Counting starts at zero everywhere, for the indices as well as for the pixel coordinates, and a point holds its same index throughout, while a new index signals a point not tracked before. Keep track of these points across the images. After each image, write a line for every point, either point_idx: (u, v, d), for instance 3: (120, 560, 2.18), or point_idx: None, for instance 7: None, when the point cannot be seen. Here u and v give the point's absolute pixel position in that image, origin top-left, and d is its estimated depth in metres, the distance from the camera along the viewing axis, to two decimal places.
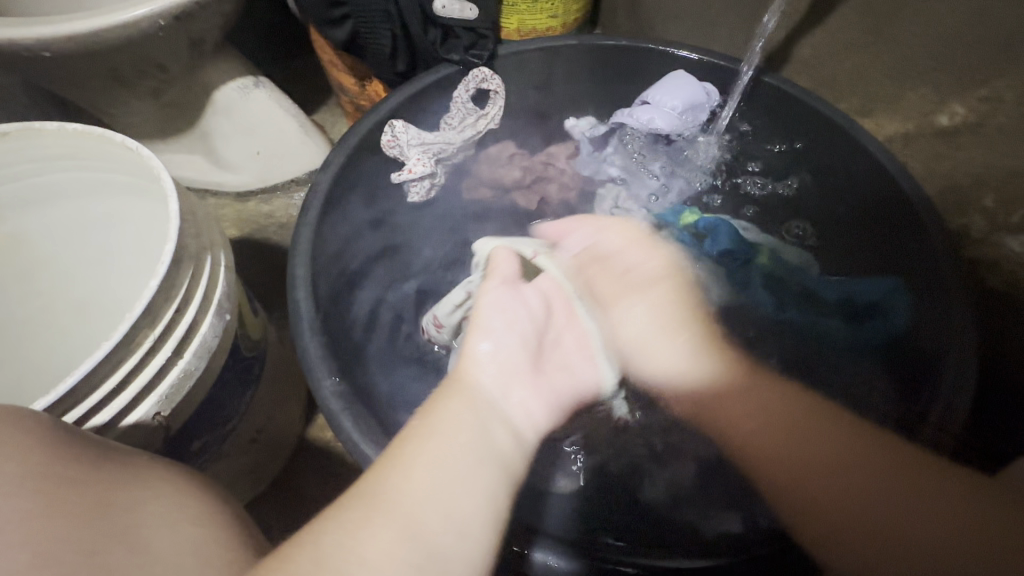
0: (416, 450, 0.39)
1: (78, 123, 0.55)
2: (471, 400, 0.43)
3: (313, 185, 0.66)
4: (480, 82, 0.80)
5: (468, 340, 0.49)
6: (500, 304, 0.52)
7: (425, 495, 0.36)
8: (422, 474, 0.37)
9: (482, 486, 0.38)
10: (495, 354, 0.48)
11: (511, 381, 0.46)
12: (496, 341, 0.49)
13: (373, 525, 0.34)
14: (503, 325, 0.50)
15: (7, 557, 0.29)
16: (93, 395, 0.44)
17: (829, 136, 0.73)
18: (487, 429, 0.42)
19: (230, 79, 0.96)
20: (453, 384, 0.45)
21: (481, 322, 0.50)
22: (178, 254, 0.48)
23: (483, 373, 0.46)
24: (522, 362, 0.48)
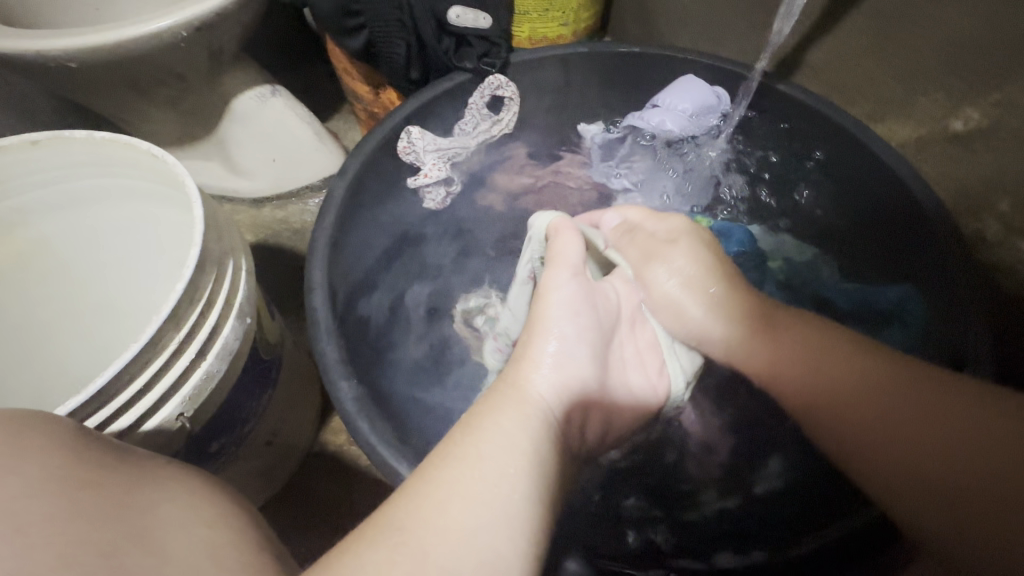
0: (458, 473, 0.36)
1: (105, 131, 0.57)
2: (527, 415, 0.41)
3: (330, 192, 0.67)
4: (495, 89, 0.82)
5: (533, 340, 0.47)
6: (572, 303, 0.49)
7: (463, 528, 0.33)
8: (458, 505, 0.34)
9: (520, 517, 0.35)
10: (562, 359, 0.46)
11: (572, 396, 0.45)
12: (565, 346, 0.46)
13: (400, 564, 0.31)
14: (576, 329, 0.48)
15: (35, 556, 0.30)
16: (120, 397, 0.45)
17: (838, 142, 0.74)
18: (539, 451, 0.39)
19: (247, 88, 0.98)
20: (508, 394, 0.43)
21: (548, 322, 0.47)
22: (202, 259, 0.49)
23: (543, 379, 0.44)
24: (585, 374, 0.47)
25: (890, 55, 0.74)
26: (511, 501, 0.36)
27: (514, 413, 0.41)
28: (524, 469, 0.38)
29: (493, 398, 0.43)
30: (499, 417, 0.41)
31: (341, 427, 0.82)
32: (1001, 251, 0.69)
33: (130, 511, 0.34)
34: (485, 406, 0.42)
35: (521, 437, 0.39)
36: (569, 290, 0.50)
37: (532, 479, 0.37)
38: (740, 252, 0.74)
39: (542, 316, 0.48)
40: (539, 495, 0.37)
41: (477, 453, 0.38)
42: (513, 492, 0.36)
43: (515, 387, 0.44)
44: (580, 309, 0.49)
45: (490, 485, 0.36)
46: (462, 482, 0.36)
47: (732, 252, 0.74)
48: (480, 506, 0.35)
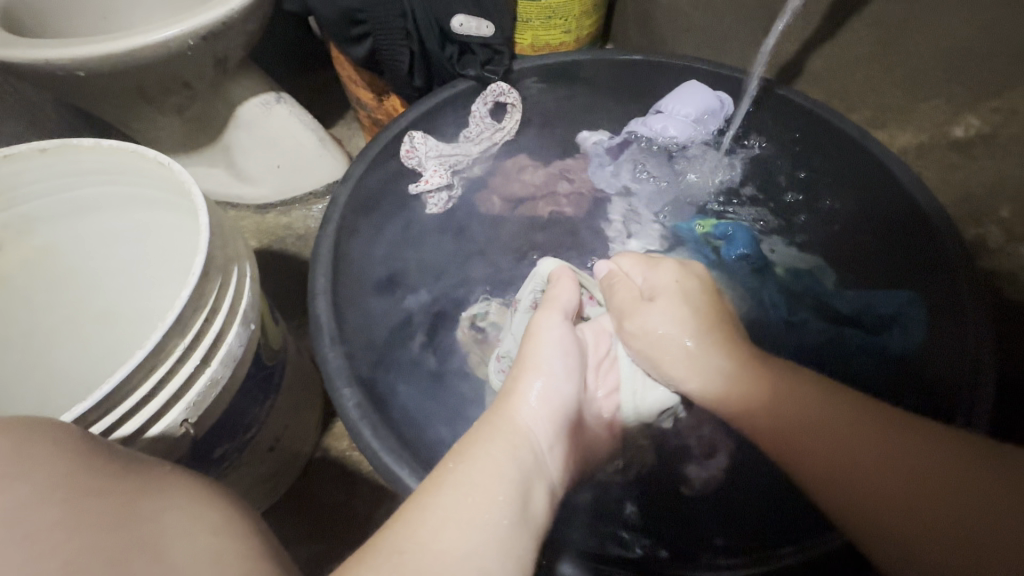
0: (451, 500, 0.37)
1: (112, 139, 0.57)
2: (514, 445, 0.42)
3: (334, 198, 0.68)
4: (497, 96, 0.83)
5: (521, 375, 0.48)
6: (563, 343, 0.51)
7: (457, 553, 0.34)
8: (453, 531, 0.35)
9: (509, 541, 0.36)
10: (549, 396, 0.47)
11: (555, 429, 0.46)
12: (550, 384, 0.48)
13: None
14: (563, 371, 0.49)
15: (40, 564, 0.30)
16: (125, 403, 0.45)
17: (838, 149, 0.74)
18: (526, 484, 0.40)
19: (252, 96, 0.99)
20: (499, 425, 0.44)
21: (535, 359, 0.49)
22: (206, 266, 0.50)
23: (532, 413, 0.45)
24: (568, 409, 0.48)
25: (891, 62, 0.74)
26: (502, 528, 0.36)
27: (504, 445, 0.42)
28: (513, 497, 0.39)
29: (483, 429, 0.44)
30: (490, 448, 0.41)
31: (343, 433, 0.83)
32: (1002, 257, 0.69)
33: (134, 517, 0.35)
34: (473, 436, 0.43)
35: (511, 468, 0.40)
36: (556, 331, 0.51)
37: (517, 507, 0.38)
38: (744, 254, 0.74)
39: (529, 353, 0.50)
40: (524, 520, 0.38)
41: (470, 479, 0.38)
42: (502, 518, 0.37)
43: (502, 417, 0.45)
44: (567, 349, 0.51)
45: (482, 511, 0.37)
46: (457, 508, 0.36)
47: (734, 253, 0.75)
48: (474, 531, 0.35)
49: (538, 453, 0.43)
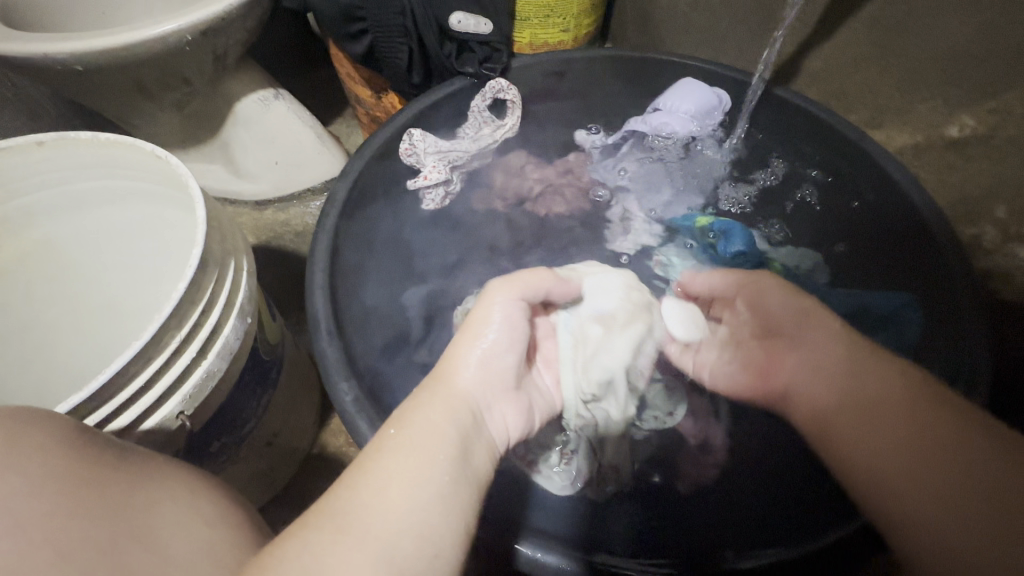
0: (393, 462, 0.36)
1: (110, 132, 0.57)
2: (454, 405, 0.42)
3: (331, 194, 0.69)
4: (497, 92, 0.83)
5: (461, 339, 0.47)
6: (509, 317, 0.48)
7: (398, 511, 0.33)
8: (397, 490, 0.34)
9: (451, 498, 0.36)
10: (492, 359, 0.46)
11: (494, 393, 0.45)
12: (497, 348, 0.46)
13: (338, 549, 0.31)
14: (509, 338, 0.47)
15: (32, 554, 0.31)
16: (121, 395, 0.45)
17: (835, 152, 0.76)
18: (467, 440, 0.40)
19: (252, 92, 0.99)
20: (436, 388, 0.43)
21: (479, 324, 0.47)
22: (204, 259, 0.50)
23: (471, 374, 0.44)
24: (511, 374, 0.47)
25: (887, 63, 0.74)
26: (445, 485, 0.36)
27: (443, 407, 0.41)
28: (455, 455, 0.38)
29: (417, 394, 0.43)
30: (429, 411, 0.40)
31: (340, 428, 0.83)
32: (997, 256, 0.69)
33: (129, 508, 0.35)
34: (410, 400, 0.42)
35: (451, 429, 0.40)
36: (504, 304, 0.49)
37: (458, 463, 0.38)
38: (740, 251, 0.73)
39: (477, 318, 0.48)
40: (467, 478, 0.38)
41: (410, 441, 0.37)
42: (444, 476, 0.36)
43: (442, 379, 0.44)
44: (513, 323, 0.48)
45: (424, 470, 0.36)
46: (400, 468, 0.35)
47: (732, 250, 0.73)
48: (417, 490, 0.35)
49: (477, 415, 0.43)
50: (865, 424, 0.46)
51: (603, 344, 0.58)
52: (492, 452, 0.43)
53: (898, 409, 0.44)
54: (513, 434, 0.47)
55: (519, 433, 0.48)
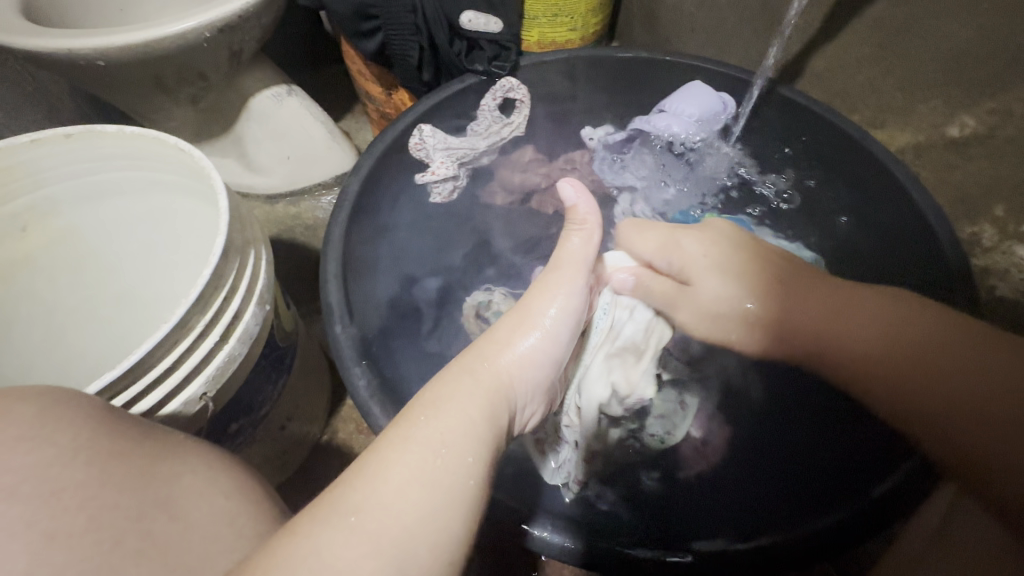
0: (417, 458, 0.36)
1: (134, 126, 0.59)
2: (493, 401, 0.43)
3: (344, 191, 0.71)
4: (507, 90, 0.85)
5: (519, 323, 0.48)
6: (575, 308, 0.50)
7: (419, 514, 0.34)
8: (419, 492, 0.35)
9: (469, 502, 0.36)
10: (537, 352, 0.47)
11: (530, 390, 0.47)
12: (544, 342, 0.48)
13: (356, 548, 0.31)
14: (562, 335, 0.49)
15: (62, 522, 0.33)
16: (148, 376, 0.47)
17: (841, 147, 0.77)
18: (492, 437, 0.41)
19: (265, 87, 1.01)
20: (477, 375, 0.44)
21: (541, 313, 0.49)
22: (227, 247, 0.52)
23: (513, 363, 0.46)
24: (550, 374, 0.49)
25: (891, 63, 0.75)
26: (467, 489, 0.37)
27: (481, 399, 0.42)
28: (481, 456, 0.39)
29: (451, 377, 0.43)
30: (463, 401, 0.41)
31: (350, 416, 0.85)
32: (996, 255, 0.73)
33: (151, 481, 0.37)
34: (444, 385, 0.42)
35: (482, 425, 0.40)
36: (576, 294, 0.50)
37: (482, 464, 0.39)
38: None
39: (535, 306, 0.49)
40: (487, 483, 0.39)
41: (437, 436, 0.38)
42: (469, 479, 0.37)
43: (483, 364, 0.45)
44: (576, 314, 0.50)
45: (449, 473, 0.36)
46: (425, 466, 0.36)
47: None
48: (440, 492, 0.35)
49: (510, 405, 0.44)
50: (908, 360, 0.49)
51: (598, 373, 0.56)
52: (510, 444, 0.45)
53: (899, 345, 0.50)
54: (528, 425, 0.50)
55: (534, 424, 0.52)
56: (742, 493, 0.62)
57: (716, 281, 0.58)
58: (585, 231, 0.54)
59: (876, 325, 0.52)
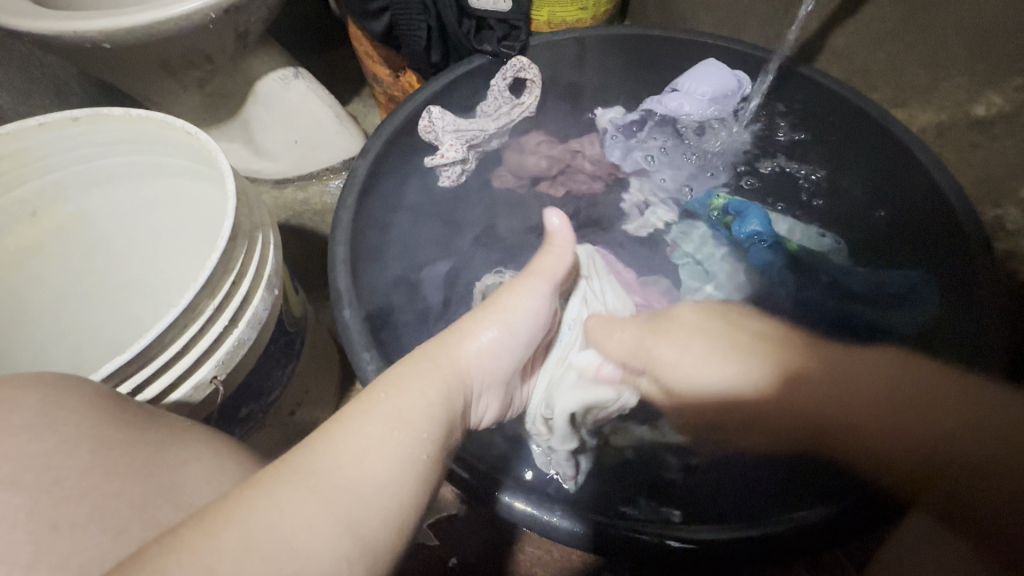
0: (377, 429, 0.36)
1: (140, 109, 0.59)
2: (451, 385, 0.43)
3: (353, 173, 0.71)
4: (518, 71, 0.82)
5: (482, 318, 0.50)
6: (537, 311, 0.53)
7: (375, 481, 0.33)
8: (374, 462, 0.34)
9: (424, 477, 0.36)
10: (497, 347, 0.49)
11: (489, 385, 0.49)
12: (506, 341, 0.50)
13: (311, 508, 0.30)
14: (521, 337, 0.52)
15: (68, 508, 0.33)
16: (159, 358, 0.47)
17: (858, 124, 0.75)
18: (448, 418, 0.41)
19: (270, 71, 1.00)
20: (441, 361, 0.45)
21: (505, 311, 0.51)
22: (234, 231, 0.52)
23: (474, 354, 0.47)
24: (508, 371, 0.51)
25: (913, 39, 0.72)
26: (424, 465, 0.36)
27: (442, 382, 0.43)
28: (439, 436, 0.39)
29: (412, 361, 0.44)
30: (424, 383, 0.42)
31: None
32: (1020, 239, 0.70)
33: (158, 468, 0.37)
34: (406, 365, 0.43)
35: (442, 407, 0.41)
36: (535, 297, 0.54)
37: (439, 445, 0.39)
38: (756, 231, 0.73)
39: (501, 304, 0.52)
40: (441, 464, 0.38)
41: (397, 411, 0.38)
42: (426, 455, 0.37)
43: (447, 351, 0.46)
44: (539, 317, 0.54)
45: (406, 446, 0.36)
46: (384, 438, 0.36)
47: (745, 231, 0.74)
48: (396, 464, 0.35)
49: (469, 395, 0.46)
50: (907, 417, 0.53)
51: (570, 387, 0.58)
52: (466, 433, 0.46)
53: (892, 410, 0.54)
54: (481, 421, 0.51)
55: (486, 422, 0.53)
56: (750, 481, 0.60)
57: (702, 368, 0.59)
58: (557, 255, 0.57)
59: (887, 385, 0.56)
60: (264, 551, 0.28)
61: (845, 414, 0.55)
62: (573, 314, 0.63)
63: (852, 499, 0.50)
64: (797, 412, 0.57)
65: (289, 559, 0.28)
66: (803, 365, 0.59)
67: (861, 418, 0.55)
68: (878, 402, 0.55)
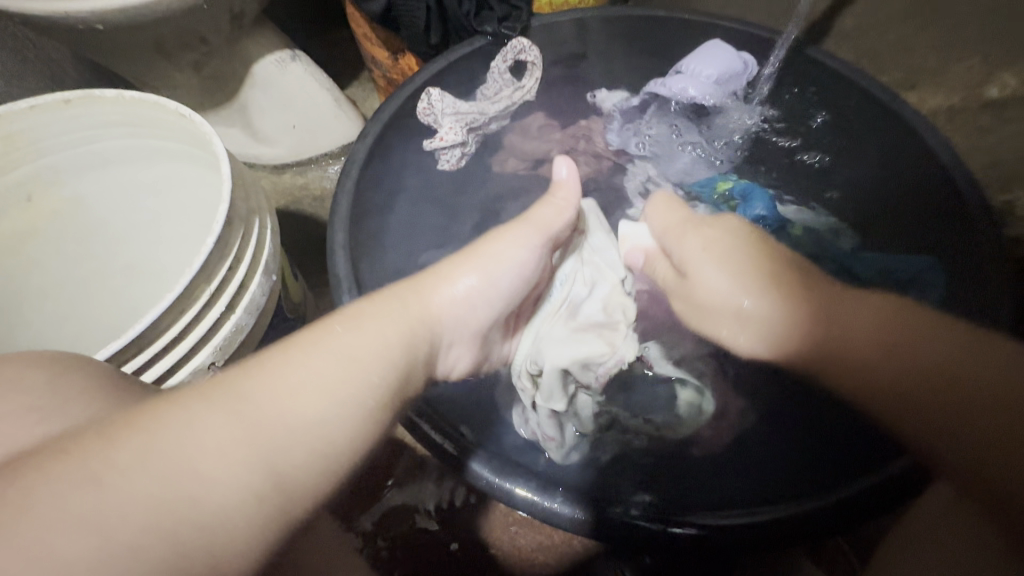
0: (321, 363, 0.37)
1: (133, 90, 0.58)
2: (415, 329, 0.45)
3: (351, 156, 0.69)
4: (518, 52, 0.79)
5: (461, 266, 0.51)
6: (523, 262, 0.53)
7: (307, 417, 0.34)
8: (312, 396, 0.35)
9: (363, 418, 0.37)
10: (472, 297, 0.50)
11: (460, 335, 0.51)
12: (482, 292, 0.51)
13: (227, 429, 0.31)
14: (501, 291, 0.52)
15: None
16: (156, 343, 0.47)
17: (864, 105, 0.74)
18: (400, 362, 0.42)
19: (268, 53, 0.98)
20: (411, 304, 0.46)
21: (488, 261, 0.51)
22: (231, 215, 0.51)
23: (446, 302, 0.49)
24: (482, 323, 0.52)
25: None
26: (364, 405, 0.38)
27: (406, 327, 0.44)
28: (389, 379, 0.40)
29: (380, 301, 0.45)
30: (387, 327, 0.43)
31: None
32: None
33: None
34: (372, 305, 0.44)
35: (399, 350, 0.42)
36: (524, 248, 0.53)
37: (389, 388, 0.40)
38: (761, 215, 0.72)
39: (485, 251, 0.52)
40: (390, 406, 0.40)
41: (347, 349, 0.39)
42: (369, 397, 0.38)
43: (419, 296, 0.48)
44: (523, 267, 0.53)
45: (350, 385, 0.38)
46: (328, 374, 0.37)
47: (752, 214, 0.72)
48: (333, 402, 0.36)
49: (435, 340, 0.47)
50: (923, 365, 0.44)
51: (558, 341, 0.57)
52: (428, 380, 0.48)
53: (915, 337, 0.45)
54: (451, 368, 0.53)
55: (458, 370, 0.55)
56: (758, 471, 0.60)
57: (711, 271, 0.54)
58: (557, 204, 0.57)
59: (925, 349, 0.44)
60: (167, 465, 0.29)
61: (870, 369, 0.46)
62: (569, 269, 0.62)
63: (861, 483, 0.50)
64: (809, 342, 0.49)
65: (191, 478, 0.29)
66: (812, 302, 0.50)
67: (913, 372, 0.44)
68: (890, 356, 0.45)
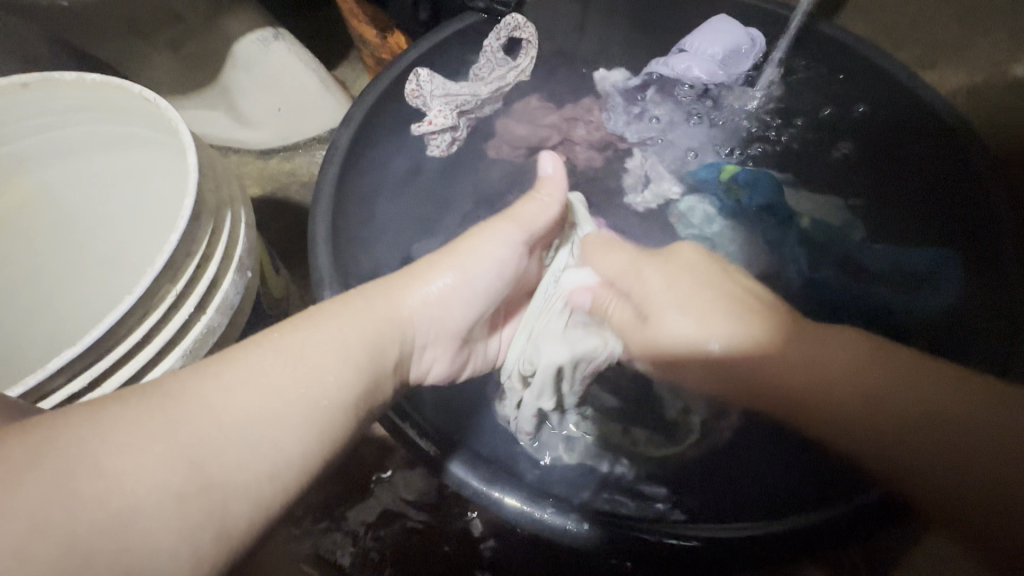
0: (265, 362, 0.37)
1: (95, 72, 0.54)
2: (381, 330, 0.43)
3: (332, 141, 0.66)
4: (512, 30, 0.72)
5: (434, 264, 0.49)
6: (504, 260, 0.50)
7: (240, 418, 0.34)
8: (246, 397, 0.35)
9: (311, 424, 0.36)
10: (447, 296, 0.48)
11: (434, 337, 0.48)
12: (457, 290, 0.48)
13: (145, 428, 0.31)
14: (478, 290, 0.49)
15: None
16: (119, 348, 0.44)
17: (883, 86, 0.70)
18: (358, 363, 0.41)
19: (249, 31, 0.91)
20: (380, 304, 0.45)
21: (464, 257, 0.48)
22: (198, 208, 0.47)
23: (420, 300, 0.47)
24: (460, 324, 0.50)
25: None
26: (310, 410, 0.36)
27: (370, 327, 0.43)
28: (344, 381, 0.39)
29: (346, 300, 0.44)
30: (348, 325, 0.42)
31: None
32: None
33: None
34: (340, 304, 0.43)
35: (359, 352, 0.41)
36: (505, 245, 0.50)
37: (342, 393, 0.39)
38: (765, 204, 0.68)
39: (462, 248, 0.49)
40: (348, 411, 0.39)
41: (299, 349, 0.38)
42: (322, 400, 0.37)
43: (390, 296, 0.46)
44: (505, 268, 0.50)
45: (295, 385, 0.37)
46: (274, 375, 0.36)
47: (756, 203, 0.69)
48: (277, 405, 0.35)
49: (405, 342, 0.45)
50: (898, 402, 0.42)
51: (549, 337, 0.53)
52: (400, 382, 0.46)
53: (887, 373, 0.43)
54: (430, 373, 0.51)
55: (438, 375, 0.52)
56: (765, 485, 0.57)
57: (676, 316, 0.49)
58: (542, 202, 0.53)
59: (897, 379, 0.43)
60: (70, 463, 0.28)
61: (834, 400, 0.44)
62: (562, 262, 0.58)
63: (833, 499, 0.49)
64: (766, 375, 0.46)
65: (95, 476, 0.28)
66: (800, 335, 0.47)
67: (888, 402, 0.42)
68: (868, 388, 0.43)
